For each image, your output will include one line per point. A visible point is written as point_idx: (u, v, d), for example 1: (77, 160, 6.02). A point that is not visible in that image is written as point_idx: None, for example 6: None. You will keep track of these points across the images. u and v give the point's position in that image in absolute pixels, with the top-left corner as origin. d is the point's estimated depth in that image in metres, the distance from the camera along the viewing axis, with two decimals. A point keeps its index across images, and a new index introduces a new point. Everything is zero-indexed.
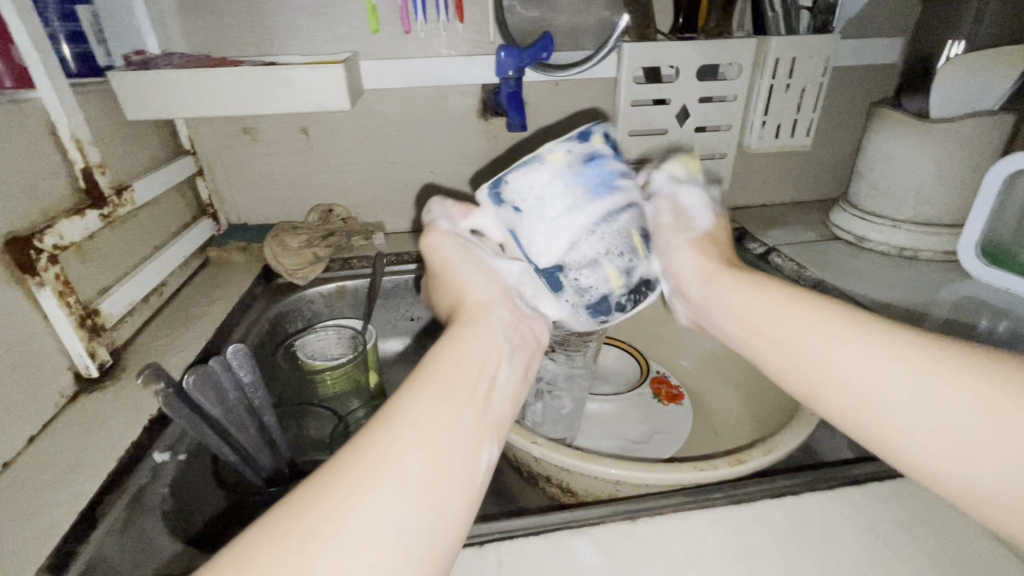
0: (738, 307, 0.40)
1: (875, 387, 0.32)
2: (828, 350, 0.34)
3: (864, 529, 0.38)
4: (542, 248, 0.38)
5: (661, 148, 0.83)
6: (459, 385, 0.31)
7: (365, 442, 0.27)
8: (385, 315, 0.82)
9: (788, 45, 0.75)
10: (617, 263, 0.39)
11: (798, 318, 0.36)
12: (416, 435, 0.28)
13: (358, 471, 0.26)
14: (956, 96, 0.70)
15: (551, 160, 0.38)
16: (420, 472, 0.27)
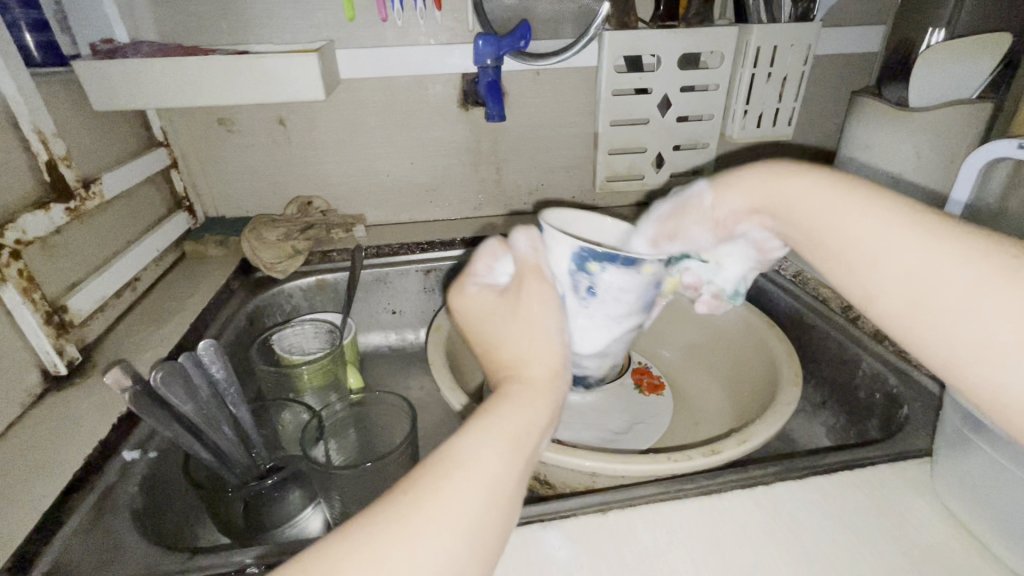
0: (800, 213, 0.37)
1: (938, 291, 0.29)
2: (903, 251, 0.31)
3: (833, 518, 0.38)
4: (584, 330, 0.52)
5: (643, 138, 0.83)
6: (517, 433, 0.32)
7: (426, 482, 0.28)
8: (366, 308, 0.81)
9: (770, 33, 0.75)
10: (609, 347, 0.55)
11: (867, 216, 0.33)
12: (472, 484, 0.28)
13: (418, 506, 0.27)
14: (935, 84, 0.70)
15: (643, 270, 0.47)
16: (475, 523, 0.28)
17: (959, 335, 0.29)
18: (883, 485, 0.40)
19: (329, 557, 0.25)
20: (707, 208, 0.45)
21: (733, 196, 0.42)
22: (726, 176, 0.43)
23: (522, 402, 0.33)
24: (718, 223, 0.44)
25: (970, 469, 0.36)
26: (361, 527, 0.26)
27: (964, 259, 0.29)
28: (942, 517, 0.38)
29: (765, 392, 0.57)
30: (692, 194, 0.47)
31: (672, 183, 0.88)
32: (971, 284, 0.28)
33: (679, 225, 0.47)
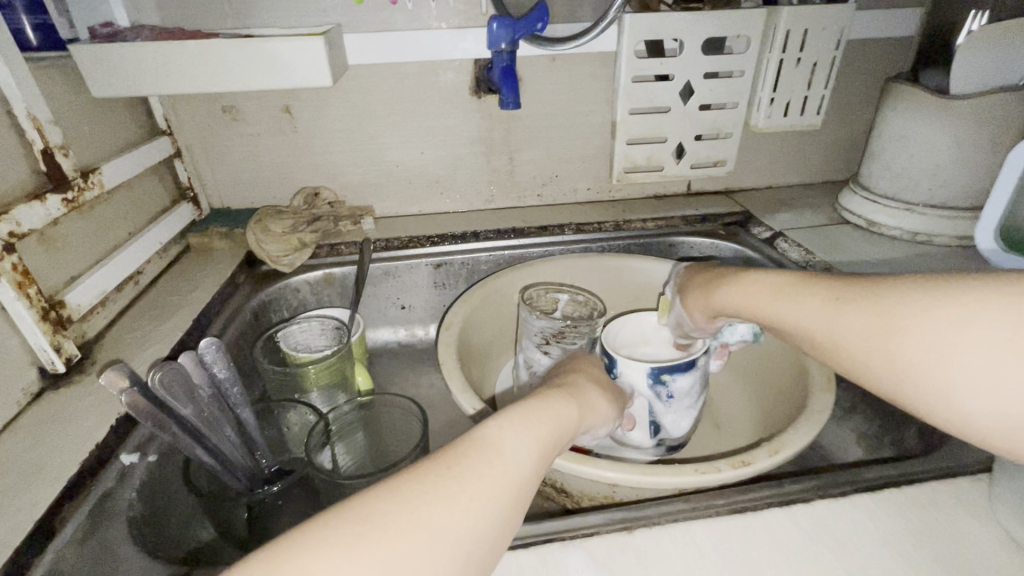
0: (748, 309, 0.45)
1: (813, 332, 0.38)
2: (779, 313, 0.41)
3: (881, 542, 0.34)
4: (672, 426, 0.53)
5: (664, 128, 0.79)
6: (541, 433, 0.34)
7: (467, 453, 0.30)
8: (375, 303, 0.79)
9: (800, 16, 0.71)
10: (691, 433, 0.57)
11: (783, 302, 0.41)
12: (506, 468, 0.30)
13: (456, 471, 0.29)
14: (977, 71, 0.65)
15: (699, 364, 0.52)
16: (503, 504, 0.29)
17: (839, 360, 0.36)
18: (933, 505, 0.37)
19: (374, 504, 0.26)
20: (692, 322, 0.55)
21: (696, 311, 0.53)
22: (686, 297, 0.55)
23: (554, 409, 0.37)
24: (701, 329, 0.54)
25: None
26: (405, 482, 0.28)
27: (813, 307, 0.38)
28: (1001, 542, 0.34)
29: (794, 398, 0.54)
30: (676, 309, 0.57)
31: (692, 175, 0.85)
32: (824, 322, 0.37)
33: (682, 334, 0.58)
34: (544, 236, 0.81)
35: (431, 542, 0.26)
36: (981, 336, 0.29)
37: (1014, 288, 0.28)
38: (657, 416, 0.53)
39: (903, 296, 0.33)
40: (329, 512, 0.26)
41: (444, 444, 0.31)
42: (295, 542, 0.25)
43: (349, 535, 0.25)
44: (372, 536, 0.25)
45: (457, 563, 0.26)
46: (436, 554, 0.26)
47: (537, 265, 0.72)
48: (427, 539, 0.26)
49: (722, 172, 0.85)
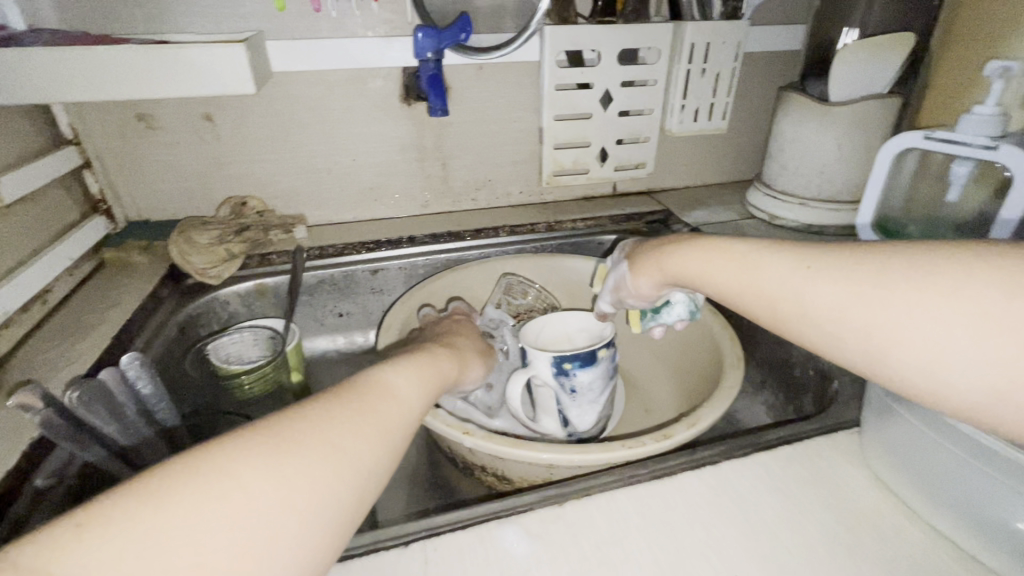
0: (699, 273, 0.43)
1: (777, 304, 0.36)
2: (742, 278, 0.38)
3: (776, 490, 0.39)
4: (579, 415, 0.57)
5: (587, 133, 0.84)
6: (427, 382, 0.40)
7: (368, 390, 0.34)
8: (311, 313, 0.79)
9: (701, 30, 0.78)
10: (601, 421, 0.60)
11: (739, 268, 0.39)
12: (402, 404, 0.35)
13: (359, 403, 0.33)
14: (852, 82, 0.74)
15: (600, 355, 0.56)
16: (398, 434, 0.34)
17: (816, 338, 0.34)
18: (816, 456, 0.42)
19: (285, 424, 0.29)
20: (629, 289, 0.53)
21: (642, 277, 0.51)
22: (636, 261, 0.52)
23: (437, 362, 0.43)
24: (640, 296, 0.53)
25: (897, 436, 0.38)
26: (315, 409, 0.31)
27: (780, 274, 0.36)
28: (871, 483, 0.40)
29: (709, 376, 0.59)
30: (616, 274, 0.56)
31: (616, 177, 0.90)
32: (794, 296, 0.35)
33: (619, 300, 0.57)
34: (479, 239, 0.83)
35: (341, 456, 0.30)
36: (975, 305, 0.27)
37: (1003, 259, 0.27)
38: (563, 407, 0.57)
39: (885, 263, 0.31)
40: (249, 426, 0.29)
41: (346, 383, 0.35)
42: (219, 446, 0.27)
43: (267, 445, 0.28)
44: (291, 446, 0.28)
45: (362, 475, 0.30)
46: (343, 466, 0.29)
47: (472, 267, 0.74)
48: (336, 454, 0.29)
49: (642, 175, 0.91)
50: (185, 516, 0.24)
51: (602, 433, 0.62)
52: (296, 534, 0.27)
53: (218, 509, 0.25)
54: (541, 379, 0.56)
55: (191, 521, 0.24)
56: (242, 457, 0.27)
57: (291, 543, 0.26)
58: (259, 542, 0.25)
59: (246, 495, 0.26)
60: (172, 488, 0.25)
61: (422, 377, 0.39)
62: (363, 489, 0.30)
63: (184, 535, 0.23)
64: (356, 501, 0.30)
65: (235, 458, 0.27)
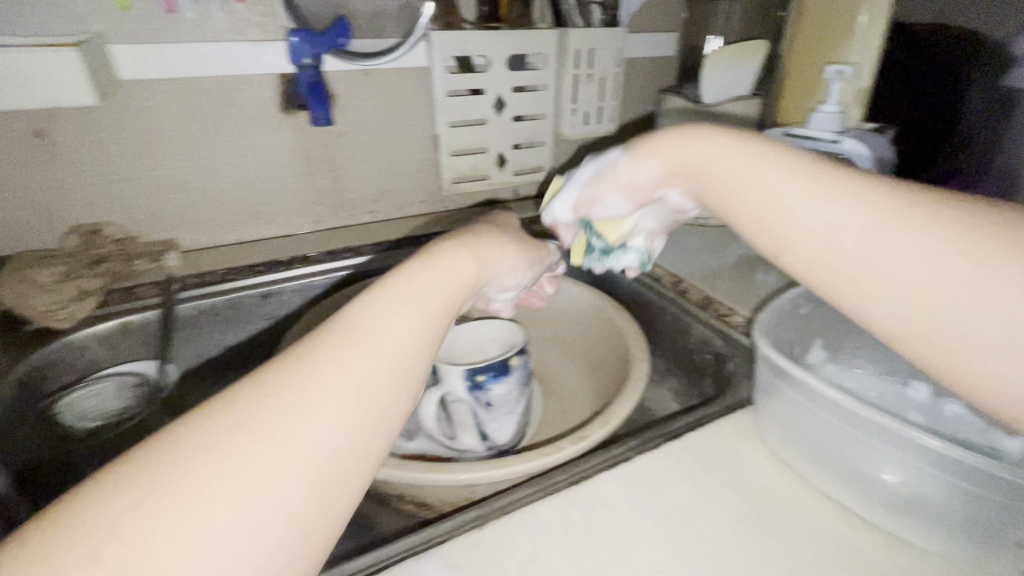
0: (737, 182, 0.37)
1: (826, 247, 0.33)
2: (765, 190, 0.36)
3: (685, 477, 0.41)
4: (497, 429, 0.56)
5: (483, 139, 0.83)
6: (427, 311, 0.34)
7: (325, 353, 0.29)
8: (192, 348, 0.69)
9: (584, 37, 0.81)
10: (521, 430, 0.59)
11: (805, 190, 0.34)
12: (378, 356, 0.30)
13: (312, 375, 0.28)
14: (721, 85, 0.80)
15: (512, 363, 0.55)
16: (369, 399, 0.29)
17: (812, 267, 0.33)
18: (718, 438, 0.44)
19: (211, 426, 0.25)
20: (620, 176, 0.45)
21: (649, 157, 0.43)
22: (639, 141, 0.44)
23: (445, 276, 0.36)
24: (633, 185, 0.45)
25: (783, 412, 0.41)
26: (251, 399, 0.26)
27: (861, 211, 0.32)
28: (768, 457, 0.43)
29: (618, 370, 0.61)
30: (603, 162, 0.47)
31: (516, 181, 0.91)
32: (858, 234, 0.32)
33: (593, 195, 0.48)
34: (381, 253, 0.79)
35: (286, 450, 0.25)
36: None
37: None
38: (481, 422, 0.55)
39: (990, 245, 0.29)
40: (170, 436, 0.25)
41: (301, 348, 0.29)
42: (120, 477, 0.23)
43: (181, 464, 0.24)
44: (217, 456, 0.24)
45: (319, 464, 0.26)
46: (291, 460, 0.25)
47: None
48: (280, 449, 0.25)
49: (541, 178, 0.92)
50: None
51: (522, 441, 0.61)
52: (240, 552, 0.23)
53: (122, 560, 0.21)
54: (455, 395, 0.54)
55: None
56: (145, 488, 0.23)
57: (237, 561, 0.23)
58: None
59: (161, 528, 0.22)
60: (58, 549, 0.21)
61: (412, 307, 0.33)
62: (328, 476, 0.26)
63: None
64: (322, 489, 0.26)
65: (133, 492, 0.22)
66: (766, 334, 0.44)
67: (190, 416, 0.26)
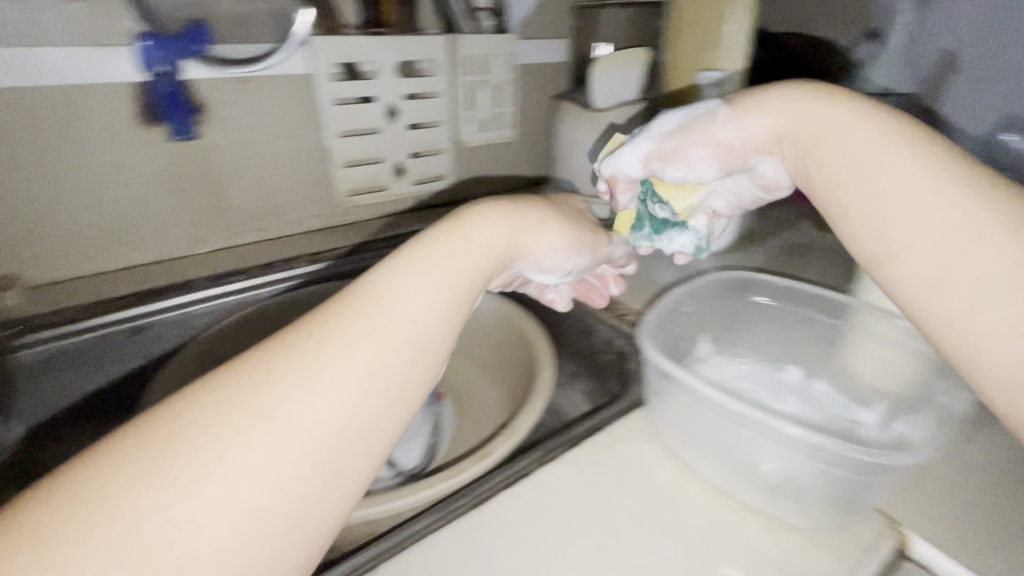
0: (821, 145, 0.40)
1: (890, 209, 0.37)
2: (881, 182, 0.37)
3: (585, 484, 0.41)
4: (402, 452, 0.54)
5: (378, 148, 0.80)
6: (453, 285, 0.35)
7: (346, 325, 0.31)
8: (45, 397, 0.60)
9: (478, 43, 0.82)
10: (430, 450, 0.57)
11: (885, 157, 0.37)
12: (397, 326, 0.32)
13: (336, 343, 0.30)
14: (609, 89, 0.83)
15: None
16: (387, 372, 0.30)
17: (912, 282, 0.36)
18: (616, 440, 0.45)
19: (241, 386, 0.27)
20: (712, 136, 0.44)
21: (756, 117, 0.42)
22: (744, 99, 0.44)
23: (478, 250, 0.38)
24: (726, 149, 0.44)
25: (672, 409, 0.42)
26: (281, 365, 0.28)
27: (930, 187, 0.35)
28: (663, 453, 0.44)
29: (526, 378, 0.61)
30: (700, 117, 0.46)
31: (417, 192, 0.88)
32: (917, 209, 0.36)
33: (676, 153, 0.47)
34: (270, 274, 0.73)
35: (285, 431, 0.26)
36: None
37: None
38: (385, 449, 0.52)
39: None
40: (202, 394, 0.27)
41: (324, 314, 0.31)
42: (155, 431, 0.25)
43: (213, 420, 0.26)
44: (245, 418, 0.26)
45: (319, 446, 0.27)
46: (289, 442, 0.26)
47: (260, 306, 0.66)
48: (278, 429, 0.26)
49: (444, 186, 0.91)
50: (84, 555, 0.21)
51: (434, 462, 0.58)
52: (261, 510, 0.25)
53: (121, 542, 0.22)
54: None
55: (90, 559, 0.21)
56: (176, 441, 0.25)
57: (237, 542, 0.24)
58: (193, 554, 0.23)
59: (155, 510, 0.23)
60: (103, 488, 0.23)
61: (437, 280, 0.35)
62: (330, 459, 0.27)
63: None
64: (321, 467, 0.27)
65: (167, 443, 0.24)
66: (653, 334, 0.45)
67: (214, 385, 0.27)
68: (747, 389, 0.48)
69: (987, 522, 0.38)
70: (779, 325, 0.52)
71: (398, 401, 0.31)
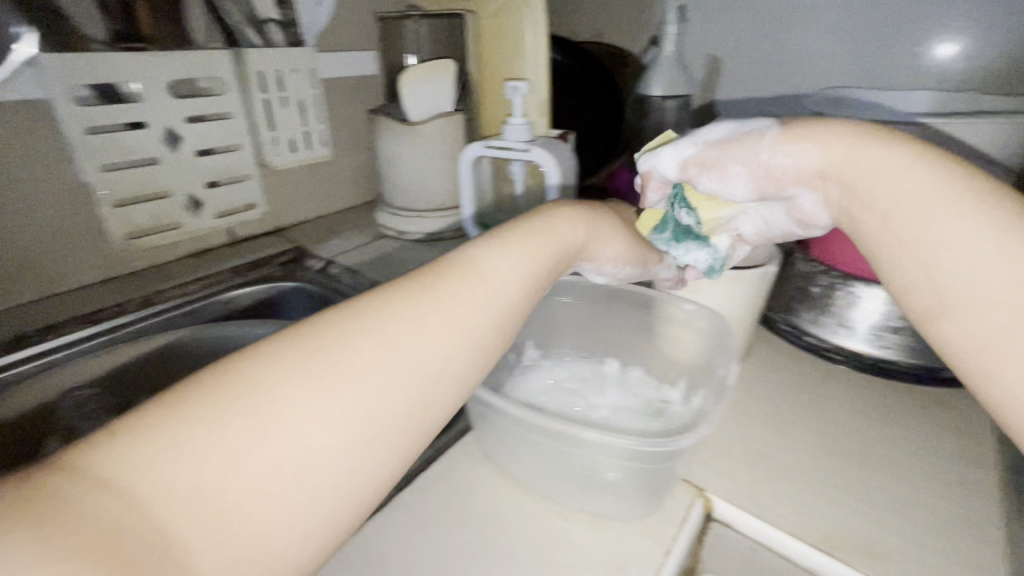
0: (867, 178, 0.36)
1: (930, 254, 0.33)
2: (930, 233, 0.33)
3: (416, 529, 0.38)
4: None
5: (161, 181, 0.68)
6: (536, 262, 0.37)
7: (450, 280, 0.32)
8: None
9: (266, 58, 0.74)
10: None
11: (935, 202, 0.33)
12: (490, 289, 0.33)
13: (441, 292, 0.31)
14: (421, 101, 0.81)
15: None
16: (480, 333, 0.32)
17: (963, 344, 0.32)
18: (449, 471, 0.43)
19: (356, 324, 0.28)
20: (755, 156, 0.41)
21: (805, 142, 0.39)
22: (800, 125, 0.40)
23: (552, 240, 0.39)
24: (766, 175, 0.41)
25: (496, 431, 0.41)
26: (399, 308, 0.30)
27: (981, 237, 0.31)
28: (497, 474, 0.43)
29: None
30: (748, 137, 0.41)
31: (223, 224, 0.79)
32: (959, 258, 0.32)
33: (710, 171, 0.43)
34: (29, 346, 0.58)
35: (392, 370, 0.27)
36: None
37: None
38: None
39: None
40: (317, 325, 0.27)
41: (433, 268, 0.33)
42: (275, 351, 0.26)
43: (324, 349, 0.26)
44: (355, 352, 0.27)
45: (421, 380, 0.28)
46: (397, 372, 0.27)
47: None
48: (390, 366, 0.27)
49: (256, 216, 0.82)
50: (213, 450, 0.22)
51: None
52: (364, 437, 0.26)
53: (265, 430, 0.23)
54: None
55: (226, 448, 0.22)
56: (292, 359, 0.25)
57: (345, 458, 0.25)
58: (311, 450, 0.24)
59: (289, 415, 0.24)
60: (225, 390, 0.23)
61: (524, 254, 0.36)
62: (426, 396, 0.28)
63: (228, 451, 0.22)
64: (415, 413, 0.28)
65: (288, 361, 0.25)
66: None
67: (339, 316, 0.28)
68: (570, 387, 0.49)
69: (773, 475, 0.43)
70: (592, 321, 0.55)
71: (483, 359, 0.32)
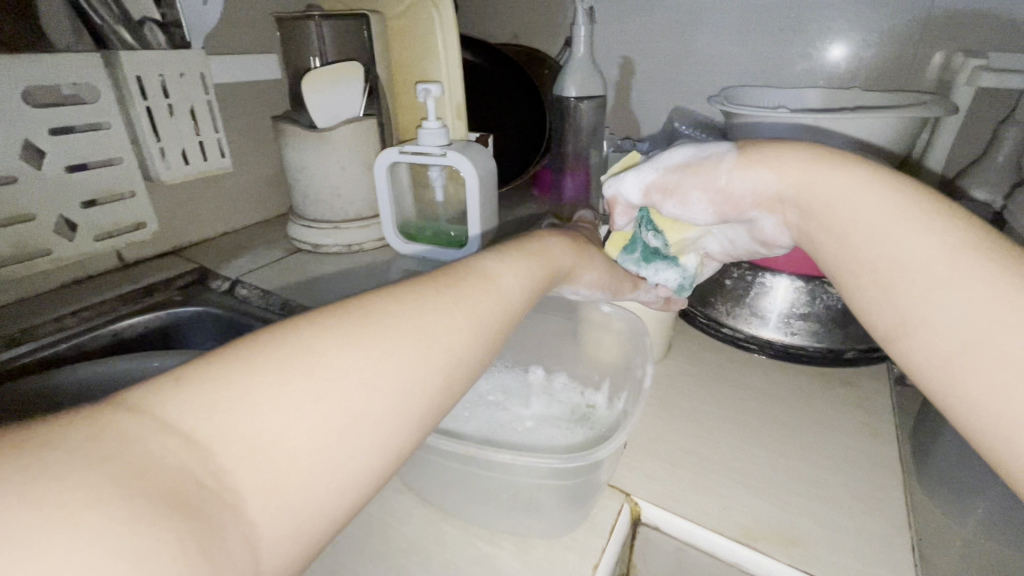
0: (826, 196, 0.35)
1: (889, 265, 0.32)
2: (892, 248, 0.32)
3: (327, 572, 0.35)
4: None
5: (19, 202, 0.60)
6: (536, 271, 0.36)
7: (466, 276, 0.32)
8: None
9: (141, 60, 0.64)
10: None
11: (895, 215, 0.32)
12: (501, 290, 0.33)
13: (461, 288, 0.31)
14: (323, 104, 0.75)
15: None
16: (494, 327, 0.31)
17: (929, 360, 0.31)
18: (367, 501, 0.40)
19: (387, 312, 0.27)
20: (714, 181, 0.40)
21: (763, 167, 0.38)
22: (756, 148, 0.39)
23: (544, 251, 0.38)
24: (727, 201, 0.40)
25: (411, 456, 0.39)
26: (423, 299, 0.29)
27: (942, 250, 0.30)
28: (418, 501, 0.40)
29: None
30: (705, 163, 0.41)
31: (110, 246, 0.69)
32: (923, 271, 0.31)
33: (670, 198, 0.43)
34: None
35: (420, 358, 0.27)
36: None
37: None
38: None
39: None
40: (349, 310, 0.27)
41: (444, 270, 0.33)
42: (309, 331, 0.25)
43: (360, 332, 0.26)
44: (386, 338, 0.26)
45: (450, 358, 0.28)
46: (430, 350, 0.27)
47: None
48: (417, 354, 0.27)
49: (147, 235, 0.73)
50: (259, 413, 0.21)
51: None
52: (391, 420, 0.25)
53: (311, 394, 0.22)
54: None
55: (269, 414, 0.21)
56: (328, 339, 0.25)
57: (372, 438, 0.24)
58: (356, 417, 0.24)
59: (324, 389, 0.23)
60: (267, 361, 0.23)
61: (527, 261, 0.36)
62: (454, 378, 0.28)
63: (280, 406, 0.22)
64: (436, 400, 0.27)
65: (326, 340, 0.25)
66: None
67: (370, 302, 0.28)
68: (494, 399, 0.48)
69: (698, 473, 0.43)
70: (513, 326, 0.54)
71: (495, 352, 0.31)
